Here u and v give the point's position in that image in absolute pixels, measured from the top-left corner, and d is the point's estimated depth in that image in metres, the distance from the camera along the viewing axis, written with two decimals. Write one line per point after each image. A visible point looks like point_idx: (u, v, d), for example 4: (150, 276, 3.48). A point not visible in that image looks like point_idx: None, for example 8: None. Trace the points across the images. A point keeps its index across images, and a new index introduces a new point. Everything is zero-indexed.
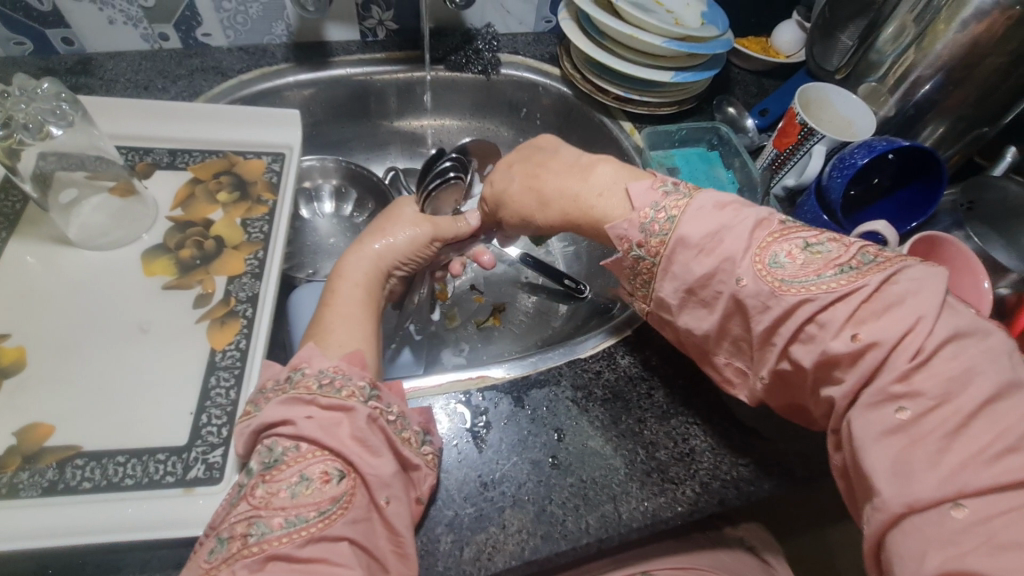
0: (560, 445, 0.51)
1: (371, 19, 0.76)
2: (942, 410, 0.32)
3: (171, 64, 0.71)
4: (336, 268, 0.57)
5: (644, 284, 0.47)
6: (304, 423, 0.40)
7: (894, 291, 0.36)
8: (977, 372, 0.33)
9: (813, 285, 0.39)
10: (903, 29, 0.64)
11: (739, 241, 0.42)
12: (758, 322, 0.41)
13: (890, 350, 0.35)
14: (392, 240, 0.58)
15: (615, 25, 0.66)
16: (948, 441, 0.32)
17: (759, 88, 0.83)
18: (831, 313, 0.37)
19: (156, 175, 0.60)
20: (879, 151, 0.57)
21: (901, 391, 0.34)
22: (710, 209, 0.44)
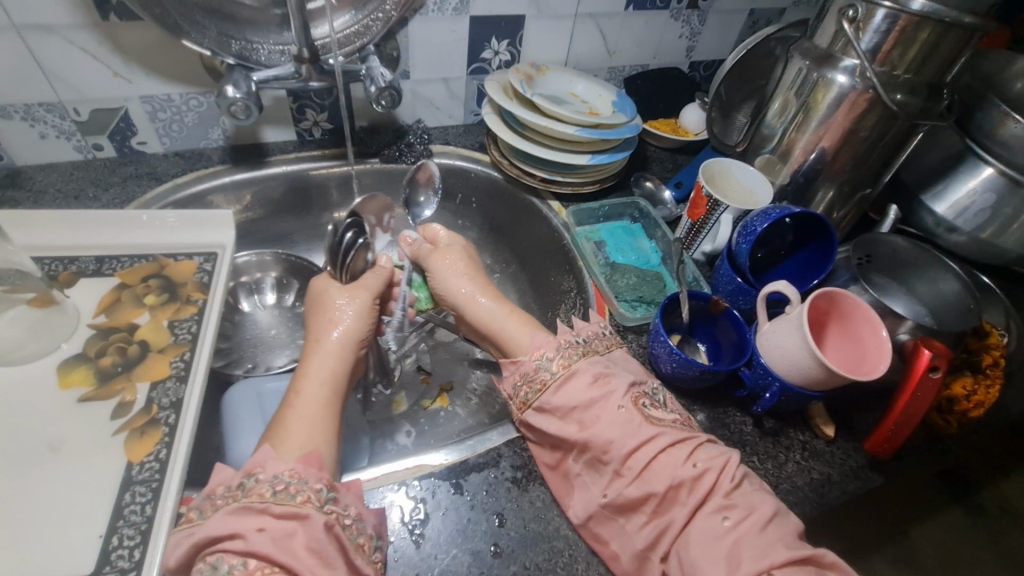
0: (501, 531, 0.49)
1: (306, 120, 0.80)
2: (758, 514, 0.43)
3: (105, 172, 0.73)
4: (302, 364, 0.56)
5: (532, 391, 0.54)
6: (254, 537, 0.40)
7: (708, 448, 0.48)
8: (765, 494, 0.45)
9: (665, 430, 0.49)
10: (786, 104, 0.71)
11: (620, 388, 0.51)
12: (622, 446, 0.48)
13: (718, 474, 0.46)
14: (346, 322, 0.60)
15: (531, 118, 0.72)
16: (763, 530, 0.42)
17: (674, 162, 0.92)
18: (672, 452, 0.47)
19: (81, 283, 0.60)
20: (775, 217, 0.62)
21: (731, 503, 0.44)
22: (590, 381, 0.52)
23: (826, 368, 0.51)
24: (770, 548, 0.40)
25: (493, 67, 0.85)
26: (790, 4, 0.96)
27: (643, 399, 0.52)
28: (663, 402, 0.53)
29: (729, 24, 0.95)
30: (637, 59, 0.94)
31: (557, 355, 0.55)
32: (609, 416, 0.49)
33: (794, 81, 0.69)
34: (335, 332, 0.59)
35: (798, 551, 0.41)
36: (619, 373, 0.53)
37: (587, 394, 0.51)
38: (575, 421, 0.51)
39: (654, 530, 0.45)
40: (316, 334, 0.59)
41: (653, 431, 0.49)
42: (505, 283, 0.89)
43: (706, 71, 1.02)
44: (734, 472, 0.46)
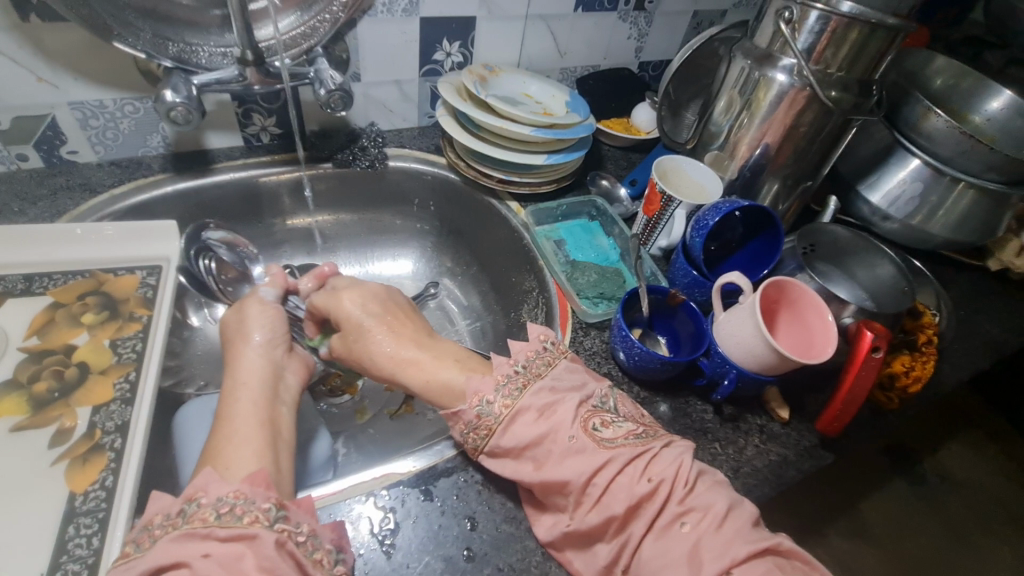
0: (473, 535, 0.49)
1: (252, 125, 0.77)
2: (719, 508, 0.42)
3: (31, 185, 0.68)
4: (227, 383, 0.55)
5: (482, 438, 0.50)
6: (199, 565, 0.38)
7: (668, 453, 0.46)
8: (719, 489, 0.44)
9: (617, 447, 0.46)
10: (731, 102, 0.74)
11: (568, 412, 0.48)
12: (579, 473, 0.45)
13: (672, 484, 0.44)
14: (254, 333, 0.59)
15: (487, 120, 0.73)
16: (720, 528, 0.41)
17: (628, 161, 0.94)
18: (626, 471, 0.45)
19: (8, 304, 0.56)
20: (725, 211, 0.65)
21: (687, 508, 0.43)
22: (532, 419, 0.48)
23: (774, 349, 0.53)
24: (732, 544, 0.40)
25: (445, 69, 0.84)
26: (730, 7, 1.00)
27: (594, 418, 0.49)
28: (615, 414, 0.50)
29: (674, 25, 0.98)
30: (587, 60, 0.95)
31: (496, 394, 0.50)
32: (559, 450, 0.47)
33: (737, 80, 0.72)
34: (253, 344, 0.58)
35: (755, 543, 0.40)
36: (570, 389, 0.51)
37: (534, 432, 0.48)
38: (533, 457, 0.48)
39: (617, 547, 0.44)
40: (235, 350, 0.57)
41: (607, 454, 0.46)
42: (467, 286, 0.89)
43: (654, 71, 1.05)
44: (694, 475, 0.45)
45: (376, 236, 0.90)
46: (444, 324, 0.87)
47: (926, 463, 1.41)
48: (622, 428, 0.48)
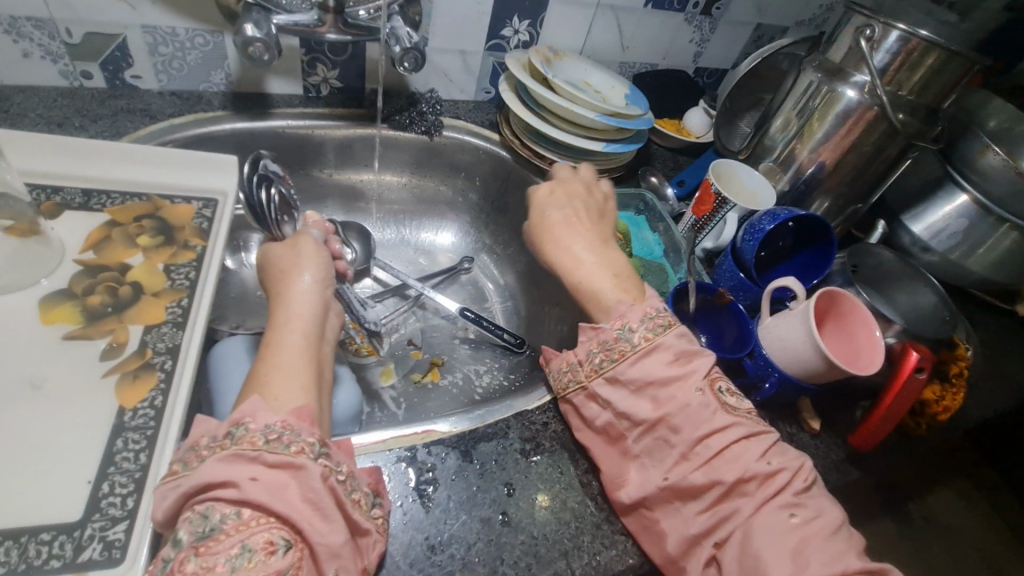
0: (510, 500, 0.49)
1: (315, 75, 0.77)
2: (828, 516, 0.44)
3: (93, 103, 0.67)
4: (277, 316, 0.54)
5: (605, 361, 0.51)
6: (248, 487, 0.38)
7: (785, 447, 0.48)
8: (828, 497, 0.46)
9: (744, 420, 0.48)
10: (788, 121, 0.75)
11: (705, 363, 0.50)
12: (698, 427, 0.47)
13: (792, 474, 0.45)
14: (309, 274, 0.57)
15: (552, 98, 0.73)
16: (830, 533, 0.42)
17: (676, 162, 0.93)
18: (746, 446, 0.46)
19: (66, 216, 0.55)
20: (782, 219, 0.65)
21: (800, 505, 0.44)
22: (667, 360, 0.50)
23: (824, 358, 0.54)
24: (840, 552, 0.41)
25: (511, 46, 0.84)
26: (793, 24, 0.99)
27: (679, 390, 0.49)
28: (734, 386, 0.52)
29: (735, 34, 0.98)
30: (647, 57, 0.96)
31: (640, 325, 0.52)
32: (686, 400, 0.48)
33: (798, 100, 0.73)
34: (309, 280, 0.57)
35: (865, 560, 0.41)
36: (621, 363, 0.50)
37: (659, 377, 0.49)
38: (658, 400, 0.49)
39: (713, 517, 0.45)
40: (287, 281, 0.56)
41: (729, 419, 0.47)
42: (503, 265, 0.89)
43: (709, 78, 1.05)
44: (808, 472, 0.46)
45: (419, 204, 0.90)
46: (473, 300, 0.87)
47: (913, 502, 1.42)
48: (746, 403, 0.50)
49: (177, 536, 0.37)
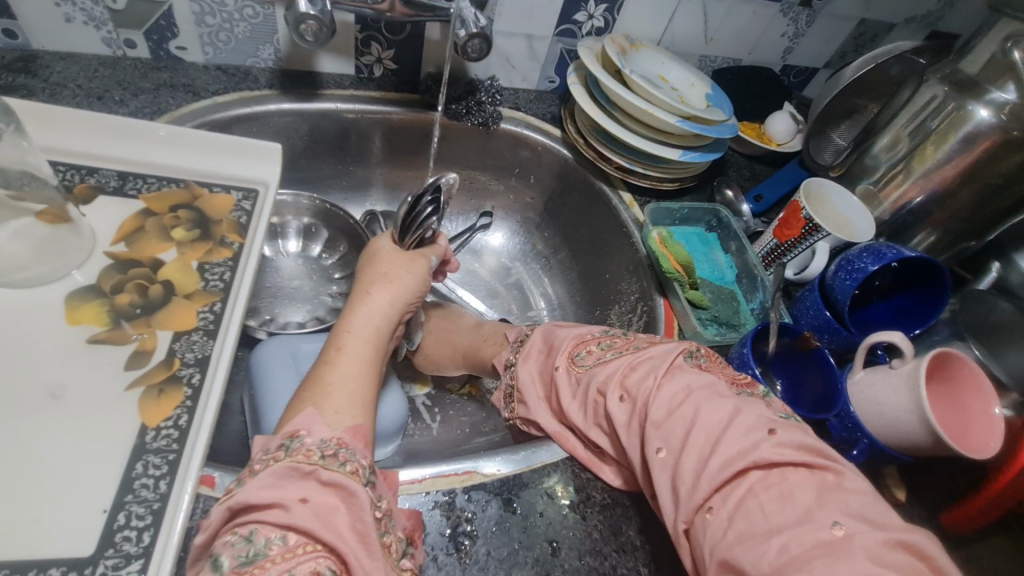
0: (555, 562, 0.44)
1: (369, 55, 0.71)
2: (692, 430, 0.38)
3: (134, 75, 0.63)
4: (345, 322, 0.52)
5: (512, 403, 0.54)
6: (297, 510, 0.36)
7: (642, 369, 0.44)
8: (695, 403, 0.40)
9: (602, 367, 0.47)
10: (897, 140, 0.67)
11: (564, 339, 0.52)
12: (577, 399, 0.48)
13: (642, 403, 0.42)
14: (399, 287, 0.56)
15: (630, 98, 0.65)
16: (686, 450, 0.38)
17: (751, 172, 0.82)
18: (604, 381, 0.45)
19: (99, 201, 0.51)
20: (887, 259, 0.57)
21: (655, 431, 0.40)
22: (540, 363, 0.53)
23: (931, 433, 0.46)
24: (705, 466, 0.36)
25: (583, 32, 0.75)
26: (902, 20, 0.87)
27: (576, 354, 0.50)
28: (611, 335, 0.51)
29: (834, 30, 0.87)
30: (731, 51, 0.86)
31: (513, 351, 0.57)
32: (557, 383, 0.50)
33: (911, 120, 0.65)
34: (384, 293, 0.55)
35: (733, 466, 0.35)
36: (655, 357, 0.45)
37: (541, 383, 0.53)
38: (553, 392, 0.51)
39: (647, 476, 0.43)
40: (362, 292, 0.55)
41: (587, 372, 0.48)
42: (554, 272, 0.84)
43: (795, 78, 0.94)
44: (664, 388, 0.42)
45: (469, 196, 0.85)
46: (519, 306, 0.84)
47: None
48: (616, 343, 0.49)
49: (218, 559, 0.34)
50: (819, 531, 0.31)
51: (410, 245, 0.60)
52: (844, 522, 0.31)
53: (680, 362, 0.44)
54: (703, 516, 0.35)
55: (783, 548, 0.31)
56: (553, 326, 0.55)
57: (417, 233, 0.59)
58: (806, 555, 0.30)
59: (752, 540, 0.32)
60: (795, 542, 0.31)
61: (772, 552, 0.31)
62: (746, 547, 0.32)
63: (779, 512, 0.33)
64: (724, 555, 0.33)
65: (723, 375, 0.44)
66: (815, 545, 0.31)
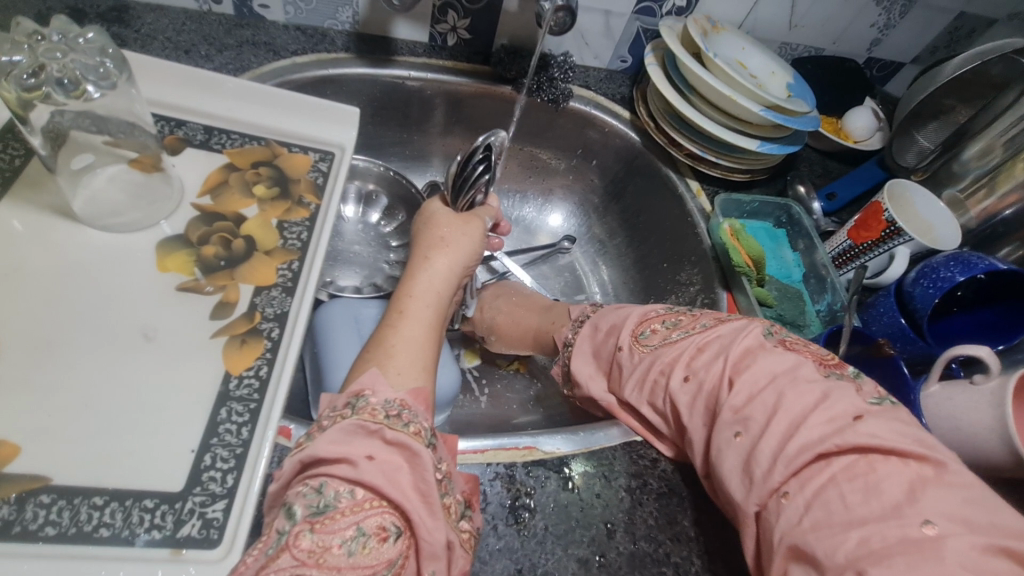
0: (610, 543, 0.44)
1: (445, 23, 0.70)
2: (773, 414, 0.37)
3: (218, 30, 0.64)
4: (405, 287, 0.53)
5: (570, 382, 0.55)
6: (364, 466, 0.37)
7: (716, 350, 0.43)
8: (776, 388, 0.38)
9: (669, 348, 0.45)
10: (990, 150, 0.68)
11: (629, 316, 0.51)
12: (636, 379, 0.47)
13: (715, 385, 0.41)
14: (454, 253, 0.56)
15: (716, 84, 0.62)
16: (762, 433, 0.36)
17: (824, 168, 0.78)
18: (670, 362, 0.44)
19: (186, 152, 0.53)
20: (976, 271, 0.55)
21: (732, 416, 0.38)
22: (596, 343, 0.53)
23: (1012, 456, 0.44)
24: (783, 452, 0.35)
25: (663, 11, 0.72)
26: (1003, 17, 0.81)
27: (645, 328, 0.49)
28: (676, 314, 0.49)
29: (929, 23, 0.81)
30: (814, 40, 0.81)
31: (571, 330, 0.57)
32: (619, 363, 0.49)
33: (1011, 128, 0.66)
34: (443, 257, 0.55)
35: (813, 452, 0.34)
36: (732, 338, 0.43)
37: (604, 360, 0.52)
38: (612, 372, 0.50)
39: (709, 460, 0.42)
40: (421, 257, 0.56)
41: (652, 352, 0.46)
42: (608, 257, 0.83)
43: (878, 72, 0.89)
44: (742, 371, 0.40)
45: (530, 174, 0.84)
46: (568, 289, 0.83)
47: None
48: (685, 321, 0.48)
49: (291, 508, 0.36)
50: (907, 528, 0.29)
51: (462, 207, 0.59)
52: (937, 520, 0.29)
53: (753, 339, 0.42)
54: (775, 501, 0.34)
55: (863, 542, 0.30)
56: (610, 313, 0.54)
57: (469, 195, 0.58)
58: (888, 551, 0.29)
59: (828, 529, 0.31)
60: (878, 536, 0.29)
61: (852, 544, 0.30)
62: (822, 535, 0.31)
63: (862, 504, 0.31)
64: (797, 541, 0.32)
65: (809, 354, 0.41)
66: (899, 541, 0.29)
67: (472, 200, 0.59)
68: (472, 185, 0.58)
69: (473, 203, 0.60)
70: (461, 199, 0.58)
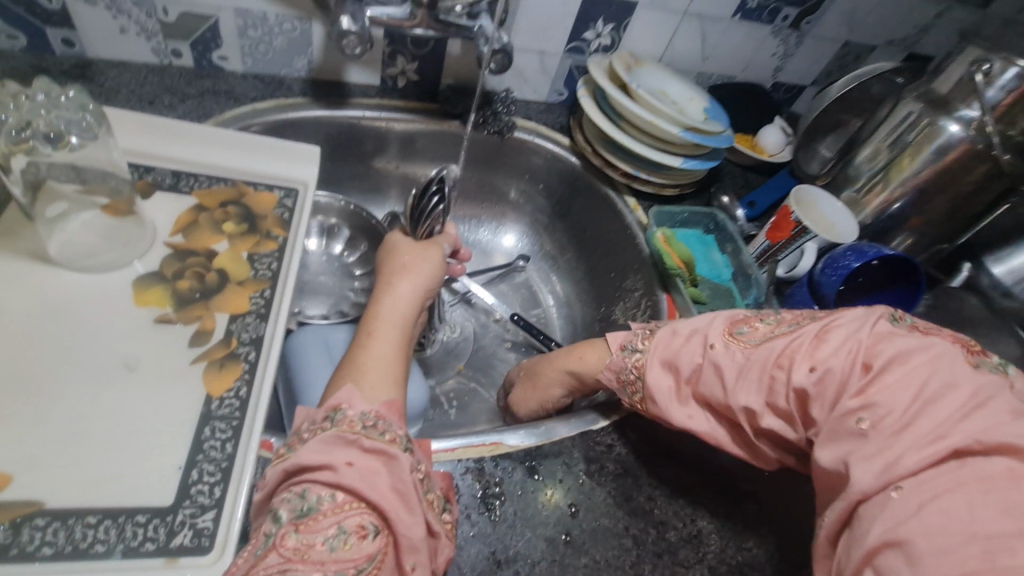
0: (574, 521, 0.49)
1: (394, 67, 0.76)
2: (911, 412, 0.38)
3: (180, 82, 0.68)
4: (373, 311, 0.58)
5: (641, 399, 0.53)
6: (345, 471, 0.40)
7: (835, 341, 0.45)
8: (905, 386, 0.40)
9: (779, 342, 0.47)
10: (877, 152, 0.73)
11: (714, 320, 0.52)
12: (746, 376, 0.47)
13: (843, 376, 0.43)
14: (416, 278, 0.61)
15: (638, 110, 0.71)
16: (897, 433, 0.38)
17: (745, 181, 0.88)
18: (789, 355, 0.46)
19: (156, 196, 0.56)
20: (869, 256, 0.64)
21: (867, 405, 0.40)
22: (677, 346, 0.52)
23: None
24: (914, 449, 0.37)
25: (591, 49, 0.81)
26: (883, 43, 0.94)
27: (744, 326, 0.51)
28: (767, 316, 0.52)
29: (821, 50, 0.94)
30: (727, 69, 0.92)
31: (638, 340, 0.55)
32: (712, 363, 0.49)
33: (892, 132, 0.71)
34: (406, 282, 0.60)
35: (935, 452, 0.36)
36: (850, 334, 0.45)
37: (692, 365, 0.51)
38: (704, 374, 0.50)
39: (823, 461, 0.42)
40: (385, 284, 0.60)
41: (764, 349, 0.48)
42: (560, 271, 0.90)
43: (785, 94, 1.01)
44: (879, 362, 0.42)
45: (483, 201, 0.91)
46: (526, 304, 0.89)
47: None
48: (789, 320, 0.50)
49: (276, 512, 0.39)
50: None
51: (421, 236, 0.66)
52: None
53: (882, 327, 0.45)
54: (886, 494, 0.36)
55: (985, 552, 0.31)
56: (687, 319, 0.54)
57: (427, 224, 0.65)
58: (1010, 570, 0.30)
59: (941, 535, 0.32)
60: (1008, 551, 0.30)
61: (974, 557, 0.31)
62: (934, 539, 0.32)
63: (993, 518, 0.32)
64: (900, 535, 0.34)
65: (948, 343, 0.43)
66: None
67: (429, 232, 0.66)
68: (428, 216, 0.64)
69: (428, 235, 0.66)
70: (417, 228, 0.65)
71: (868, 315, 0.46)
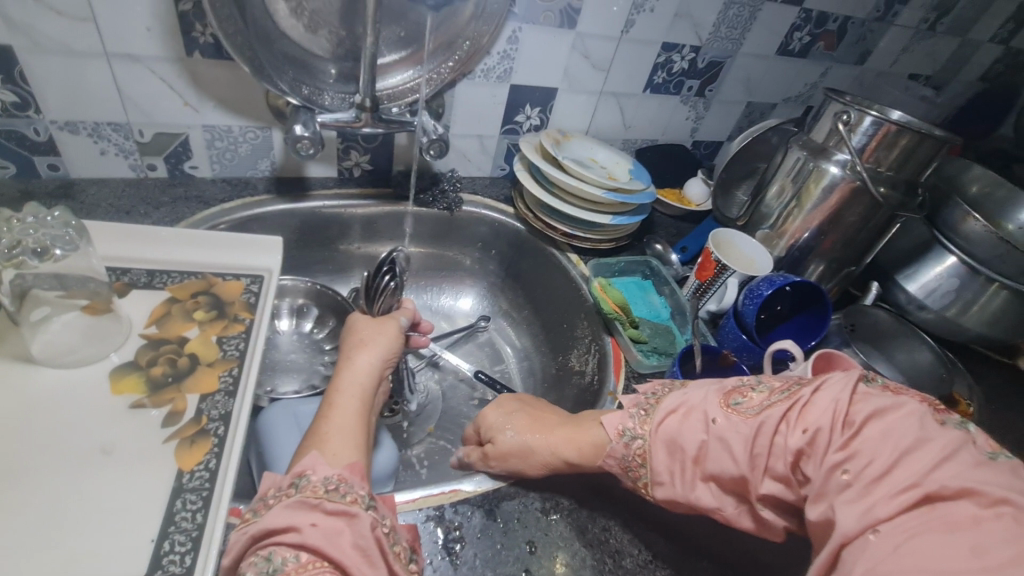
0: (533, 557, 0.52)
1: (349, 160, 0.85)
2: (892, 463, 0.38)
3: (155, 192, 0.76)
4: (336, 381, 0.63)
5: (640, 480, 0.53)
6: (309, 531, 0.44)
7: (822, 401, 0.45)
8: (885, 437, 0.40)
9: (771, 409, 0.47)
10: (783, 189, 0.82)
11: (706, 392, 0.53)
12: (739, 446, 0.47)
13: (829, 432, 0.43)
14: (374, 349, 0.66)
15: (565, 178, 0.80)
16: (874, 482, 0.38)
17: (678, 230, 0.97)
18: (779, 420, 0.46)
19: (132, 294, 0.62)
20: (778, 284, 0.71)
21: (851, 458, 0.40)
22: (671, 420, 0.52)
23: None
24: (892, 495, 0.37)
25: (523, 130, 0.92)
26: (780, 100, 1.08)
27: (735, 396, 0.51)
28: (756, 382, 0.52)
29: (727, 112, 1.07)
30: (648, 134, 1.04)
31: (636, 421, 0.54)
32: (707, 436, 0.49)
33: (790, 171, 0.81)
34: (365, 354, 0.65)
35: (911, 497, 0.36)
36: (836, 393, 0.45)
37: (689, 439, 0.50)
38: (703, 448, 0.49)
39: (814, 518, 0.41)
40: (345, 356, 0.65)
41: (756, 416, 0.47)
42: (519, 328, 0.96)
43: (705, 150, 1.13)
44: (859, 418, 0.43)
45: (442, 271, 0.98)
46: (490, 361, 0.94)
47: None
48: (780, 387, 0.50)
49: None
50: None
51: (378, 312, 0.72)
52: None
53: (862, 387, 0.46)
54: (865, 538, 0.36)
55: None
56: (681, 392, 0.54)
57: (382, 301, 0.72)
58: None
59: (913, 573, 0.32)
60: None
61: None
62: None
63: (962, 558, 0.31)
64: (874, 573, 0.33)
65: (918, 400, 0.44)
66: None
67: (387, 309, 0.73)
68: (382, 292, 0.72)
69: (385, 309, 0.73)
70: (373, 305, 0.72)
71: (844, 376, 0.47)
